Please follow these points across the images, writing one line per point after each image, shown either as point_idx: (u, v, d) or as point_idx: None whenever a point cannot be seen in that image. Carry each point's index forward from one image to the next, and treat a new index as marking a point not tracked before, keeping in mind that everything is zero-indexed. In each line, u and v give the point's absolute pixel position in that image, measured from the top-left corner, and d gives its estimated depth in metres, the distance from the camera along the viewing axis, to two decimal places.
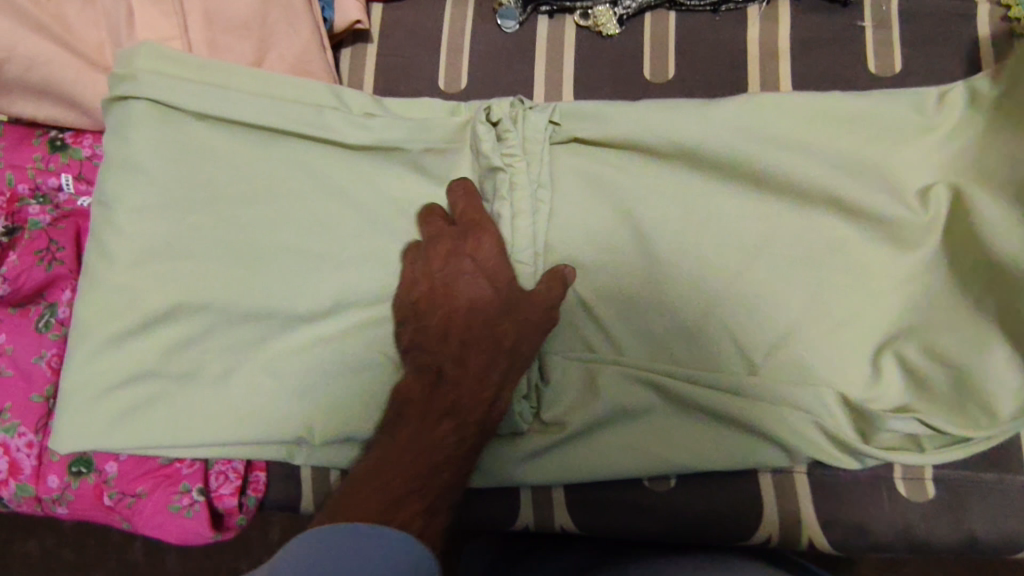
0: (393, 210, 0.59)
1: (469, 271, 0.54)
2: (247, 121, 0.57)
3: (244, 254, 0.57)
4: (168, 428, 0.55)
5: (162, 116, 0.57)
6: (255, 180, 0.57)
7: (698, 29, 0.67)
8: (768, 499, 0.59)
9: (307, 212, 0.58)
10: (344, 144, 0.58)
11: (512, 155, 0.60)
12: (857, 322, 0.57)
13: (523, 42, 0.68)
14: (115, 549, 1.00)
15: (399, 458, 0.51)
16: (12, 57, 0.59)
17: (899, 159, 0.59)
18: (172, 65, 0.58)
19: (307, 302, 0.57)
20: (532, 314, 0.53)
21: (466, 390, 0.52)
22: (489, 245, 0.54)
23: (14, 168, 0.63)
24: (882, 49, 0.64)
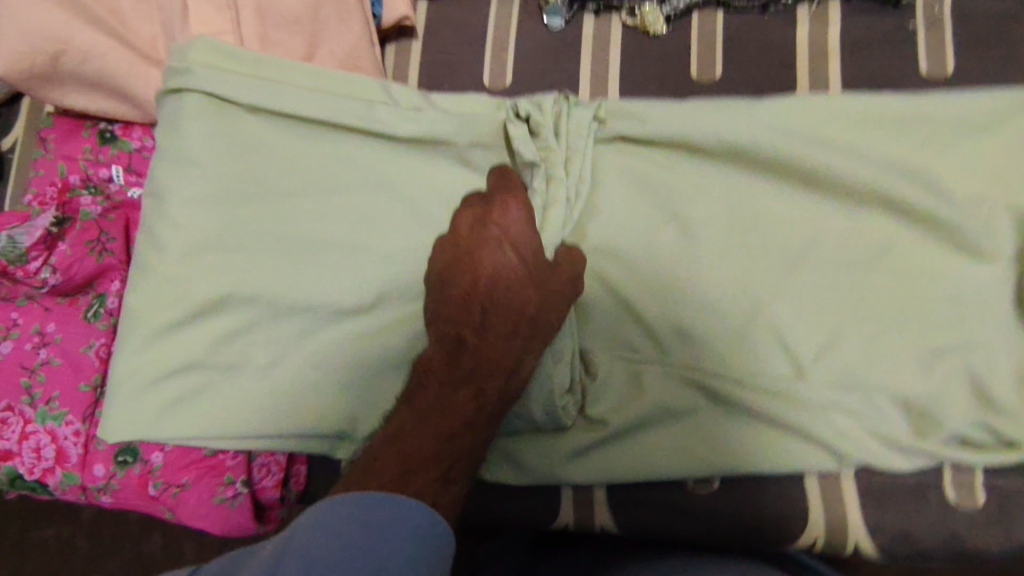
0: (440, 205, 0.59)
1: (493, 240, 0.53)
2: (297, 113, 0.57)
3: (294, 247, 0.57)
4: (211, 415, 0.55)
5: (217, 106, 0.57)
6: (309, 173, 0.58)
7: (746, 29, 0.66)
8: (814, 503, 0.58)
9: (356, 206, 0.58)
10: (392, 136, 0.58)
11: (550, 150, 0.59)
12: (908, 325, 0.57)
13: (569, 40, 0.68)
14: (141, 540, 1.01)
15: (416, 425, 0.50)
16: (68, 49, 0.59)
17: (953, 162, 0.58)
18: (224, 59, 0.58)
19: (354, 296, 0.56)
20: (556, 284, 0.53)
21: (487, 358, 0.51)
22: (515, 215, 0.54)
23: (66, 159, 0.65)
24: (934, 50, 0.63)
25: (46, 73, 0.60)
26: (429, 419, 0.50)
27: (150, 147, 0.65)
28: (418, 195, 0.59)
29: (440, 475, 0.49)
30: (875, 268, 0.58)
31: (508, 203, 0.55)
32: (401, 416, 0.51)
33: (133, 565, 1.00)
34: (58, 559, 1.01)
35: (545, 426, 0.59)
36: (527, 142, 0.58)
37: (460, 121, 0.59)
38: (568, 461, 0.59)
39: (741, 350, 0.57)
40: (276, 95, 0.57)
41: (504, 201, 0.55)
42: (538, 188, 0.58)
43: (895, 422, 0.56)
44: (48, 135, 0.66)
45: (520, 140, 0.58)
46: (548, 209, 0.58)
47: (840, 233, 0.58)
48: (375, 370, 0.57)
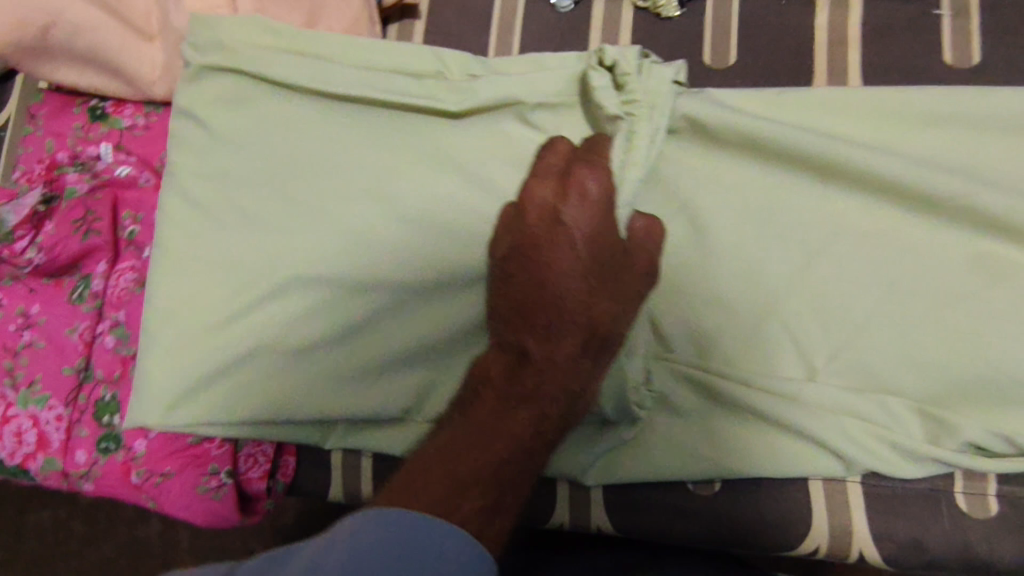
0: (440, 178, 0.52)
1: (568, 234, 0.47)
2: (339, 89, 0.53)
3: (280, 226, 0.52)
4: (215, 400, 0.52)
5: (234, 80, 0.55)
6: (319, 151, 0.53)
7: (763, 14, 0.63)
8: (819, 509, 0.55)
9: (366, 185, 0.52)
10: (446, 111, 0.53)
11: (635, 104, 0.52)
12: (928, 327, 0.54)
13: (577, 23, 0.66)
14: (136, 524, 1.00)
15: (469, 438, 0.47)
16: (58, 22, 0.56)
17: (974, 160, 0.56)
18: (232, 29, 0.55)
19: (360, 279, 0.51)
20: (626, 285, 0.49)
21: (547, 376, 0.48)
22: (593, 198, 0.47)
23: (56, 136, 0.63)
24: (960, 39, 0.60)
25: (36, 47, 0.58)
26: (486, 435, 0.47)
27: (141, 124, 0.62)
28: (416, 169, 0.52)
29: (493, 496, 0.45)
30: (893, 265, 0.55)
31: (585, 181, 0.47)
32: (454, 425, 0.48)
33: (129, 549, 0.99)
34: (53, 542, 1.00)
35: (610, 421, 0.57)
36: (609, 93, 0.52)
37: (521, 83, 0.53)
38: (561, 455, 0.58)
39: (750, 348, 0.55)
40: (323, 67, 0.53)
41: (576, 181, 0.48)
42: (618, 147, 0.51)
43: (908, 427, 0.54)
44: (38, 111, 0.64)
45: (600, 90, 0.52)
46: (624, 170, 0.50)
47: (859, 229, 0.56)
48: (370, 365, 0.53)
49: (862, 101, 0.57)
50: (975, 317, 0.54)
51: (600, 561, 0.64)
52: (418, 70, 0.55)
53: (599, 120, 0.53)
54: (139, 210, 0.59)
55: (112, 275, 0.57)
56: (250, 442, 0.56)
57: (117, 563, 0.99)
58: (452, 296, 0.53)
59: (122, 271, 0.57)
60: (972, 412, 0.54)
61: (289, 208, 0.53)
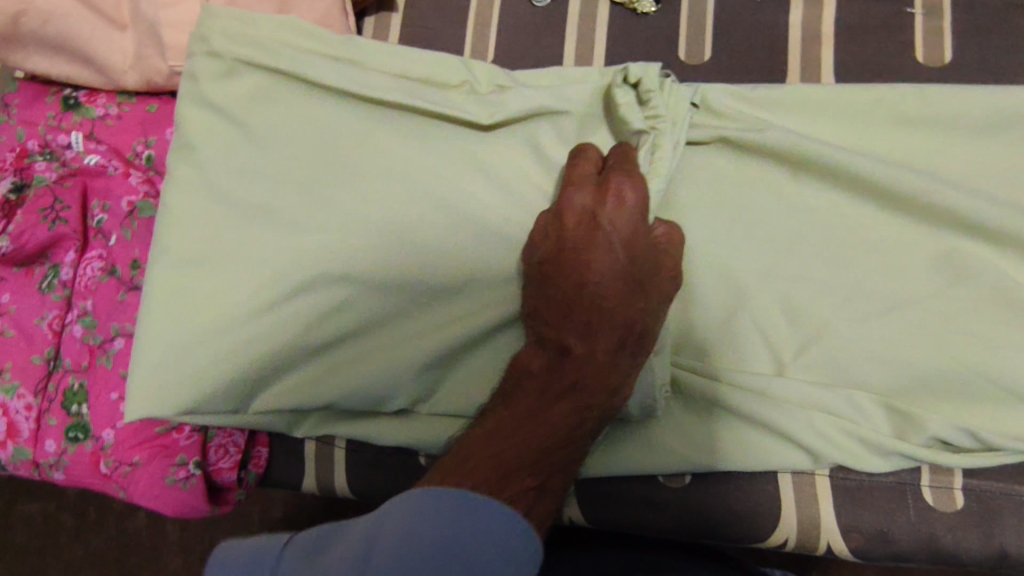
0: (425, 176, 0.56)
1: (607, 237, 0.49)
2: (367, 92, 0.56)
3: (267, 220, 0.54)
4: (186, 384, 0.52)
5: (228, 68, 0.56)
6: (320, 146, 0.55)
7: (738, 10, 0.64)
8: (787, 501, 0.56)
9: (365, 185, 0.55)
10: (479, 124, 0.57)
11: (658, 117, 0.56)
12: (897, 321, 0.54)
13: (553, 16, 0.66)
14: (120, 518, 0.99)
15: (509, 426, 0.48)
16: (30, 10, 0.57)
17: (938, 161, 0.57)
18: (225, 20, 0.57)
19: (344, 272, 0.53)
20: (661, 288, 0.51)
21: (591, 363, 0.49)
22: (632, 207, 0.50)
23: (28, 124, 0.62)
24: (932, 37, 0.61)
25: (7, 35, 0.58)
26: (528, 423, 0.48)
27: (114, 113, 0.62)
28: (398, 168, 0.56)
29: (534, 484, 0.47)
30: (862, 261, 0.56)
31: (624, 189, 0.50)
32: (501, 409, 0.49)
33: (114, 544, 0.98)
34: (36, 534, 0.99)
35: (633, 419, 0.55)
36: (634, 110, 0.56)
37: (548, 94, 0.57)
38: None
39: (721, 340, 0.56)
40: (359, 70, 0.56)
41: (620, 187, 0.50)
42: (642, 156, 0.55)
43: (875, 422, 0.54)
44: (11, 101, 0.63)
45: (625, 108, 0.56)
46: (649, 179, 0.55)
47: (825, 225, 0.57)
48: (366, 355, 0.55)
49: (832, 109, 0.59)
50: (942, 312, 0.54)
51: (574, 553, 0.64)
52: (405, 73, 0.59)
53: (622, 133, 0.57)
54: (108, 199, 0.58)
55: (80, 265, 0.58)
56: (220, 431, 0.56)
57: (102, 558, 0.98)
58: (431, 286, 0.54)
59: (90, 261, 0.58)
60: (939, 406, 0.54)
61: (270, 199, 0.54)
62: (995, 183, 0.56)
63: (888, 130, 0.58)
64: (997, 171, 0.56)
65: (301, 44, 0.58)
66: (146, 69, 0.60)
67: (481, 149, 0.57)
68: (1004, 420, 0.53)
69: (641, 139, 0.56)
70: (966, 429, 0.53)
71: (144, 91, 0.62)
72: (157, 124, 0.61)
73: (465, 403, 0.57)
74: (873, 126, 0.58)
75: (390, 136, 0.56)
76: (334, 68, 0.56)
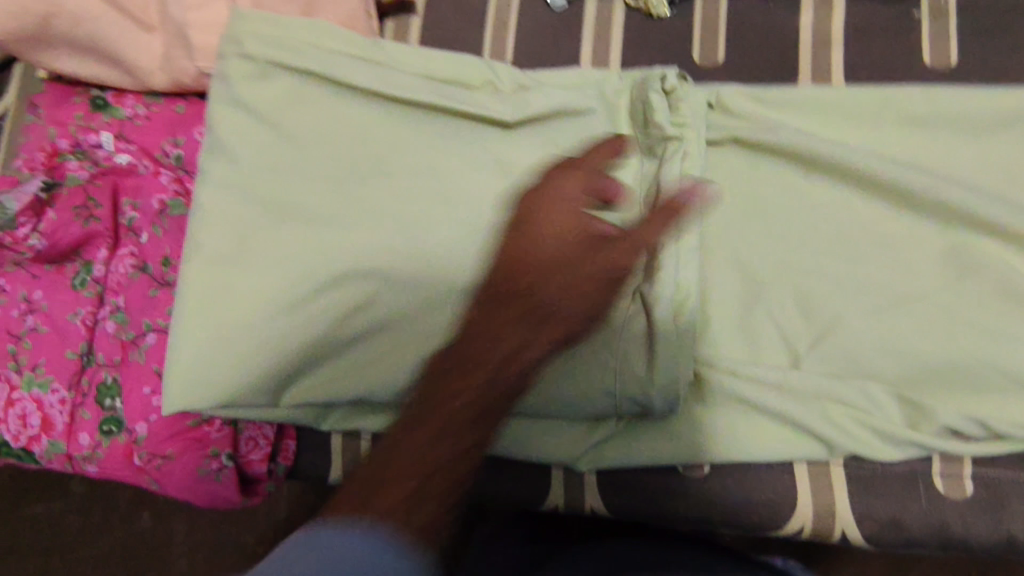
0: (451, 177, 0.57)
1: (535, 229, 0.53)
2: (401, 92, 0.59)
3: (299, 216, 0.56)
4: (218, 378, 0.54)
5: (261, 71, 0.58)
6: (356, 144, 0.58)
7: (750, 14, 0.65)
8: (804, 491, 0.57)
9: (399, 183, 0.57)
10: (505, 122, 0.59)
11: (684, 125, 0.60)
12: (909, 314, 0.56)
13: (570, 20, 0.67)
14: (132, 518, 1.00)
15: (421, 427, 0.49)
16: (60, 13, 0.57)
17: (945, 159, 0.59)
18: (256, 23, 0.59)
19: (374, 262, 0.54)
20: (566, 273, 0.52)
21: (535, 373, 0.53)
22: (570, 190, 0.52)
23: (58, 125, 0.63)
24: (938, 40, 0.63)
25: (37, 36, 0.59)
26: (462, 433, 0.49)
27: (142, 114, 0.63)
28: (421, 167, 0.57)
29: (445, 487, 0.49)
30: (874, 258, 0.58)
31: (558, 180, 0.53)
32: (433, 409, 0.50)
33: (123, 543, 0.99)
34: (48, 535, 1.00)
35: (658, 413, 0.56)
36: (664, 116, 0.60)
37: (569, 95, 0.61)
38: (554, 435, 0.58)
39: (738, 332, 0.57)
40: (388, 73, 0.59)
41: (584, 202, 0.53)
42: (675, 162, 0.59)
43: (888, 411, 0.56)
44: (37, 101, 0.64)
45: (661, 113, 0.59)
46: (685, 185, 0.58)
47: (836, 223, 0.59)
48: (398, 348, 0.56)
49: (843, 111, 0.61)
50: (950, 305, 0.56)
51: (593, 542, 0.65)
52: (429, 74, 0.61)
53: (653, 138, 0.60)
54: (139, 197, 0.60)
55: (111, 261, 0.59)
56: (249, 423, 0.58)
57: (111, 556, 0.99)
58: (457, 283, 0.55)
59: (121, 258, 0.59)
60: (950, 396, 0.56)
61: (302, 198, 0.56)
62: (1001, 179, 0.58)
63: (897, 130, 0.60)
64: (1001, 168, 0.58)
65: (329, 45, 0.60)
66: (174, 71, 0.61)
67: (505, 147, 0.59)
68: (1012, 409, 0.55)
69: (671, 145, 0.59)
70: (976, 418, 0.54)
71: (172, 92, 0.63)
72: (186, 125, 0.62)
73: None
74: (881, 127, 0.60)
75: (416, 135, 0.58)
76: (366, 74, 0.59)
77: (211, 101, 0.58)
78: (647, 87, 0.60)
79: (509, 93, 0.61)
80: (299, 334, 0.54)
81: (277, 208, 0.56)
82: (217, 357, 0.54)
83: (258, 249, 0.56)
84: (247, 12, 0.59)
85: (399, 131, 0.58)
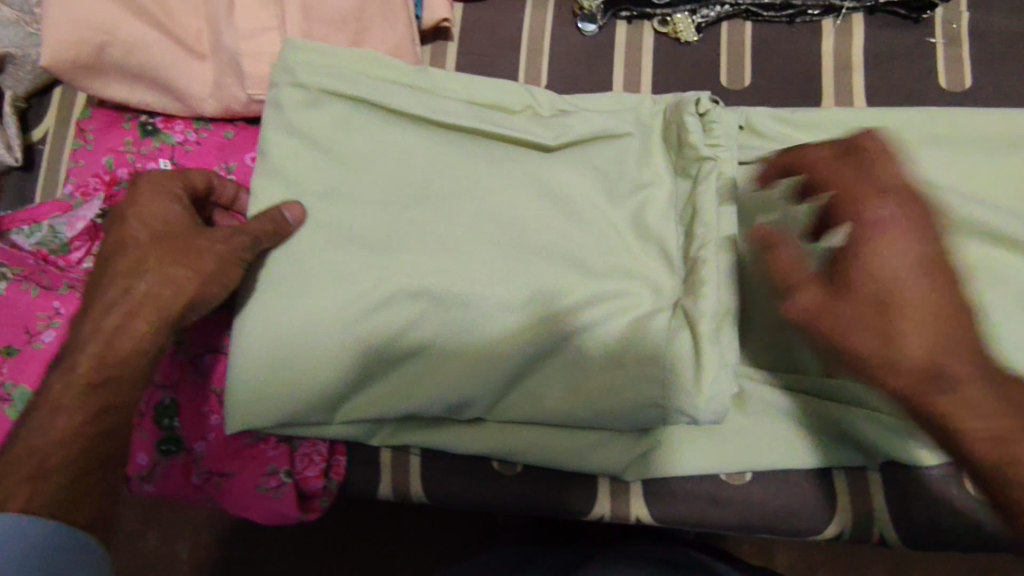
0: (500, 200, 0.60)
1: (142, 204, 0.54)
2: (447, 119, 0.61)
3: (355, 238, 0.58)
4: (279, 399, 0.56)
5: (311, 98, 0.60)
6: (406, 171, 0.60)
7: (775, 40, 0.69)
8: (842, 495, 0.59)
9: (449, 208, 0.59)
10: (545, 146, 0.62)
11: (718, 145, 0.61)
12: None
13: (601, 46, 0.70)
14: None
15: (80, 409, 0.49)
16: (114, 41, 0.59)
17: (967, 177, 0.62)
18: (305, 53, 0.61)
19: (423, 281, 0.57)
20: (131, 257, 0.53)
21: (83, 348, 0.50)
22: (157, 182, 0.56)
23: (111, 152, 0.65)
24: (952, 65, 0.66)
25: (91, 64, 0.60)
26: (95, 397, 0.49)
27: (192, 139, 0.65)
28: (465, 191, 0.60)
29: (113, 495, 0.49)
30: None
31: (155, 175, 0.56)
32: (42, 412, 0.48)
33: None
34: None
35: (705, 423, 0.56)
36: (700, 138, 0.62)
37: (608, 117, 0.63)
38: (607, 444, 0.59)
39: (771, 341, 0.61)
40: (433, 102, 0.61)
41: (183, 212, 0.55)
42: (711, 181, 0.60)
43: None
44: (87, 126, 0.66)
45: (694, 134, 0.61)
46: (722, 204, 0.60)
47: None
48: (448, 367, 0.57)
49: (870, 136, 0.64)
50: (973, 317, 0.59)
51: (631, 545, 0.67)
52: (473, 99, 0.64)
53: (690, 158, 0.62)
54: None
55: None
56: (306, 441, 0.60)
57: None
58: (505, 303, 0.57)
59: None
60: None
61: (358, 221, 0.58)
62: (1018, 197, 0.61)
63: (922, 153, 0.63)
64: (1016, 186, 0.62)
65: (375, 73, 0.62)
66: (224, 98, 0.63)
67: (548, 171, 0.61)
68: None
69: (706, 164, 0.61)
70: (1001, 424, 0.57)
71: (221, 118, 0.65)
72: (235, 150, 0.65)
73: (538, 411, 0.58)
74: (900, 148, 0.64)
75: (466, 160, 0.61)
76: (412, 103, 0.61)
77: (265, 127, 0.60)
78: (685, 109, 0.62)
79: (549, 117, 0.63)
80: (354, 352, 0.56)
81: (330, 230, 0.58)
82: (277, 377, 0.56)
83: (310, 269, 0.57)
84: (298, 43, 0.61)
85: (443, 159, 0.60)
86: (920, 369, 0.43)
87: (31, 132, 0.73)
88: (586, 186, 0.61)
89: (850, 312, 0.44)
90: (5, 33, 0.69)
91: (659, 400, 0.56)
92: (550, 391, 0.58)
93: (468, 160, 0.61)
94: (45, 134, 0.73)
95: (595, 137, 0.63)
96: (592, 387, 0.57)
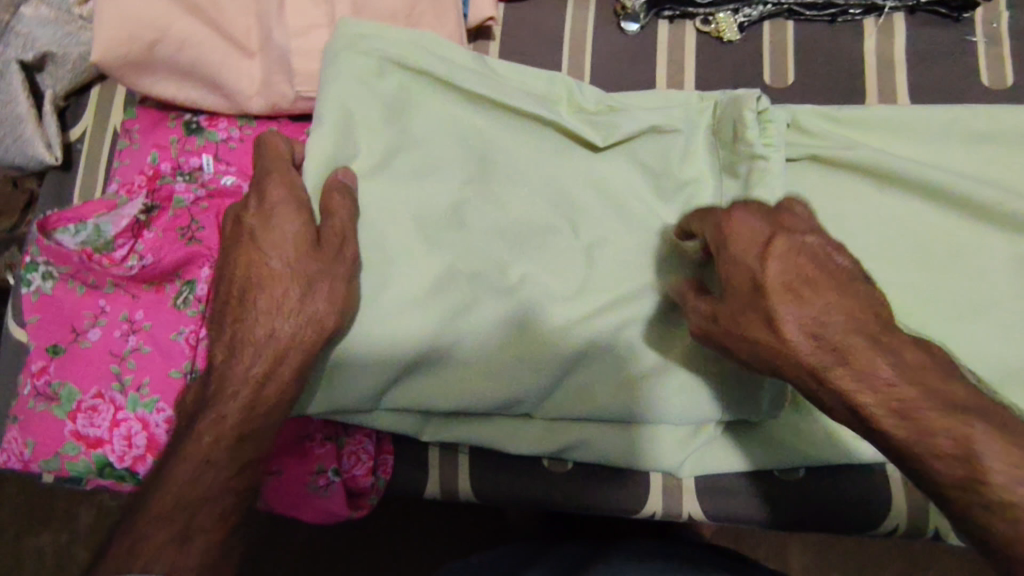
0: (550, 198, 0.60)
1: (274, 226, 0.52)
2: (506, 103, 0.60)
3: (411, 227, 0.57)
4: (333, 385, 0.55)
5: (372, 75, 0.59)
6: (461, 162, 0.59)
7: (816, 39, 0.69)
8: (897, 489, 0.59)
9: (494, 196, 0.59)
10: (592, 144, 0.61)
11: (772, 141, 0.60)
12: (989, 321, 0.59)
13: (644, 45, 0.70)
14: None
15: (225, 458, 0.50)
16: (165, 37, 0.59)
17: (1014, 173, 0.63)
18: (371, 30, 0.59)
19: (475, 268, 0.57)
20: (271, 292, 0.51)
21: (226, 399, 0.50)
22: (284, 197, 0.52)
23: (157, 149, 0.65)
24: (994, 63, 0.67)
25: (140, 61, 0.60)
26: (231, 447, 0.50)
27: (236, 136, 0.65)
28: (514, 186, 0.60)
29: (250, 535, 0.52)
30: (950, 272, 0.61)
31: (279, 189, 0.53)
32: (186, 465, 0.50)
33: None
34: (54, 568, 0.96)
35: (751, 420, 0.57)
36: (754, 128, 0.60)
37: (659, 113, 0.62)
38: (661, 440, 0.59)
39: None
40: (494, 85, 0.60)
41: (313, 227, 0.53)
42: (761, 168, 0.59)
43: None
44: (132, 126, 0.66)
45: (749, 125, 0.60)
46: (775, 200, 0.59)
47: (908, 228, 0.62)
48: (494, 358, 0.56)
49: (914, 134, 0.64)
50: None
51: (674, 545, 0.67)
52: (532, 84, 0.63)
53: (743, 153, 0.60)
54: None
55: None
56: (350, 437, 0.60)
57: None
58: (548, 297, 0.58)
59: None
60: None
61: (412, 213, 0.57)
62: None
63: (968, 150, 0.64)
64: None
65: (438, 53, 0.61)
66: (271, 94, 0.63)
67: (600, 170, 0.61)
68: None
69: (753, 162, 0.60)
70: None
71: (265, 116, 0.65)
72: None
73: (585, 405, 0.57)
74: (945, 143, 0.64)
75: (517, 151, 0.61)
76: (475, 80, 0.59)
77: (319, 96, 0.58)
78: (744, 101, 0.61)
79: (595, 113, 0.63)
80: (414, 343, 0.55)
81: (381, 215, 0.57)
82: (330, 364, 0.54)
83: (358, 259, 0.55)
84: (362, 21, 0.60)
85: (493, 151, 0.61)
86: (824, 340, 0.47)
87: (69, 132, 0.73)
88: (634, 181, 0.61)
89: (729, 311, 0.50)
90: (44, 33, 0.69)
91: (702, 400, 0.57)
92: (605, 387, 0.57)
93: (521, 153, 0.61)
94: (83, 133, 0.73)
95: (643, 133, 0.62)
96: (640, 385, 0.57)
